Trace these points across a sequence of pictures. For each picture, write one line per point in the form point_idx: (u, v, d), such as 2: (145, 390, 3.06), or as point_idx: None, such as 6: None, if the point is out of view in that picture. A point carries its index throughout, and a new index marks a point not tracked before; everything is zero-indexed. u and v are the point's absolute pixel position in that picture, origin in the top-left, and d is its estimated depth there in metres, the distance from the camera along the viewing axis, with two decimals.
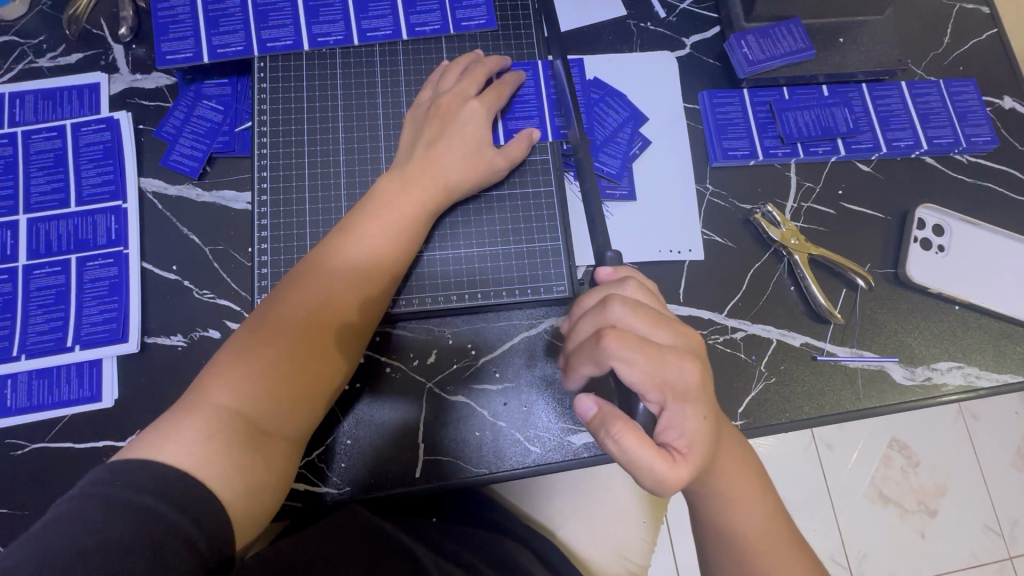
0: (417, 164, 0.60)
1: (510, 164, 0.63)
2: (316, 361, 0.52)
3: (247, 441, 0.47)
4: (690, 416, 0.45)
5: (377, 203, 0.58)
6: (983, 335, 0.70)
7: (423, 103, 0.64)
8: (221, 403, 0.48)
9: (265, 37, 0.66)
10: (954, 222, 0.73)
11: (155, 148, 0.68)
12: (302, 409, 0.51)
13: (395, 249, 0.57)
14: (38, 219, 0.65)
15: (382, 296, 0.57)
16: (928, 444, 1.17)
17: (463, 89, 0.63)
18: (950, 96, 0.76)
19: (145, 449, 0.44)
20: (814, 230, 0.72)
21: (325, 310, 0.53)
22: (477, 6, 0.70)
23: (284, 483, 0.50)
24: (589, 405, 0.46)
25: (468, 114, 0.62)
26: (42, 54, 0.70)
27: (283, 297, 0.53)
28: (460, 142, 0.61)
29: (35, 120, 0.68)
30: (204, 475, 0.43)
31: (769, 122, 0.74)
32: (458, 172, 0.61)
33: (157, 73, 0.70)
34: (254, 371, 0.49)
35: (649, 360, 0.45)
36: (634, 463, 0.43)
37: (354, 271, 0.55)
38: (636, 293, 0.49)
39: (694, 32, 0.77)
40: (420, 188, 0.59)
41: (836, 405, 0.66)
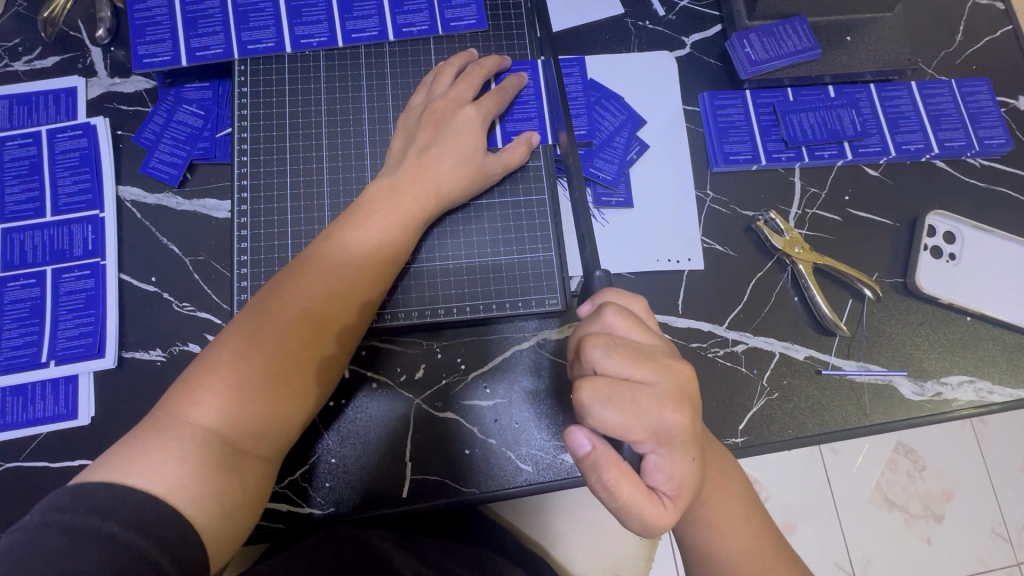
0: (407, 171, 0.57)
1: (505, 170, 0.61)
2: (296, 373, 0.49)
3: (222, 460, 0.45)
4: (676, 460, 0.44)
5: (364, 210, 0.55)
6: (996, 347, 0.67)
7: (418, 104, 0.62)
8: (195, 420, 0.45)
9: (245, 39, 0.64)
10: (965, 228, 0.69)
11: (134, 154, 0.66)
12: (281, 425, 0.48)
13: (382, 257, 0.54)
14: (12, 229, 0.62)
15: (367, 305, 0.53)
16: (935, 450, 1.15)
17: (459, 94, 0.61)
18: (962, 97, 0.73)
19: (114, 472, 0.42)
20: (819, 238, 0.69)
21: (307, 319, 0.50)
22: (467, 5, 0.67)
23: (262, 503, 0.48)
24: (582, 441, 0.43)
25: (464, 119, 0.59)
26: (17, 57, 0.68)
27: (263, 305, 0.50)
28: (454, 149, 0.58)
29: (10, 126, 0.65)
30: (176, 500, 0.42)
31: (772, 125, 0.70)
32: (450, 179, 0.58)
33: (135, 77, 0.68)
34: (231, 383, 0.47)
35: (627, 409, 0.43)
36: (623, 510, 0.44)
37: (338, 278, 0.52)
38: (618, 324, 0.46)
39: (694, 30, 0.74)
40: (409, 195, 0.56)
41: (842, 421, 0.64)
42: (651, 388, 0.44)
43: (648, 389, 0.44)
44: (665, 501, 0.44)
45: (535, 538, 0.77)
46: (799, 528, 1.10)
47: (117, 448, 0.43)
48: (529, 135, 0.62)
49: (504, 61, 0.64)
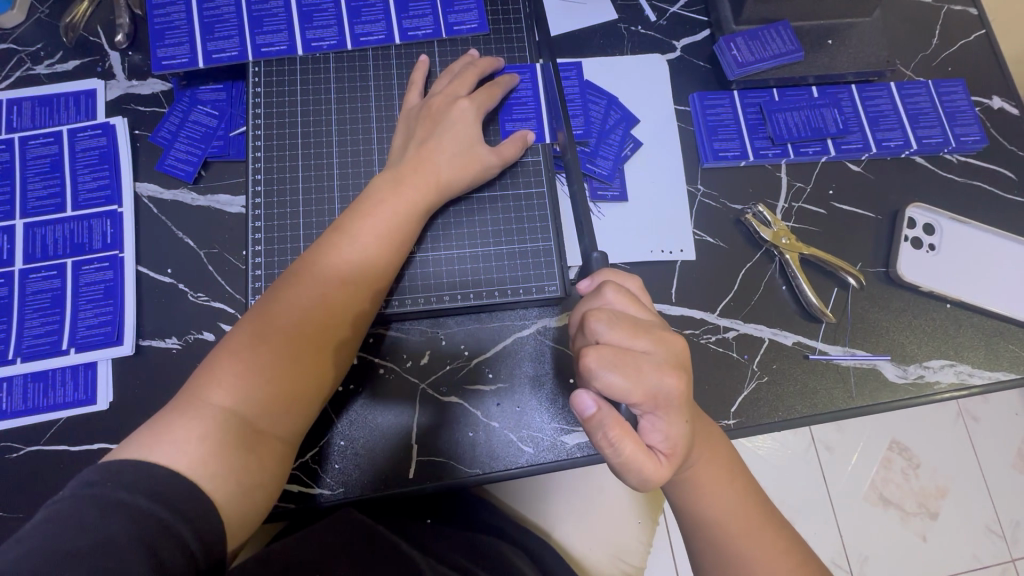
0: (408, 162, 0.60)
1: (503, 163, 0.64)
2: (312, 360, 0.52)
3: (241, 441, 0.47)
4: (669, 423, 0.47)
5: (370, 202, 0.58)
6: (975, 333, 0.70)
7: (416, 104, 0.65)
8: (216, 404, 0.48)
9: (260, 42, 0.67)
10: (944, 220, 0.73)
11: (151, 152, 0.69)
12: (297, 411, 0.51)
13: (389, 247, 0.57)
14: (34, 223, 0.65)
15: (376, 295, 0.57)
16: (927, 446, 1.17)
17: (454, 90, 0.64)
18: (938, 96, 0.77)
19: (140, 450, 0.44)
20: (805, 230, 0.72)
21: (321, 307, 0.53)
22: (469, 11, 0.70)
23: (279, 484, 0.51)
24: (588, 402, 0.46)
25: (459, 113, 0.63)
26: (39, 61, 0.71)
27: (278, 295, 0.53)
28: (452, 139, 0.61)
29: (33, 126, 0.68)
30: (199, 476, 0.44)
31: (759, 123, 0.74)
32: (449, 170, 0.61)
33: (153, 79, 0.71)
34: (253, 369, 0.49)
35: (630, 373, 0.46)
36: (626, 465, 0.46)
37: (349, 269, 0.55)
38: (617, 300, 0.51)
39: (684, 34, 0.78)
40: (412, 186, 0.59)
41: (829, 404, 0.67)
42: (651, 356, 0.47)
43: (649, 356, 0.47)
44: (661, 459, 0.47)
45: (536, 523, 0.80)
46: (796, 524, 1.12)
47: (143, 430, 0.46)
48: (525, 132, 0.65)
49: (514, 79, 0.67)
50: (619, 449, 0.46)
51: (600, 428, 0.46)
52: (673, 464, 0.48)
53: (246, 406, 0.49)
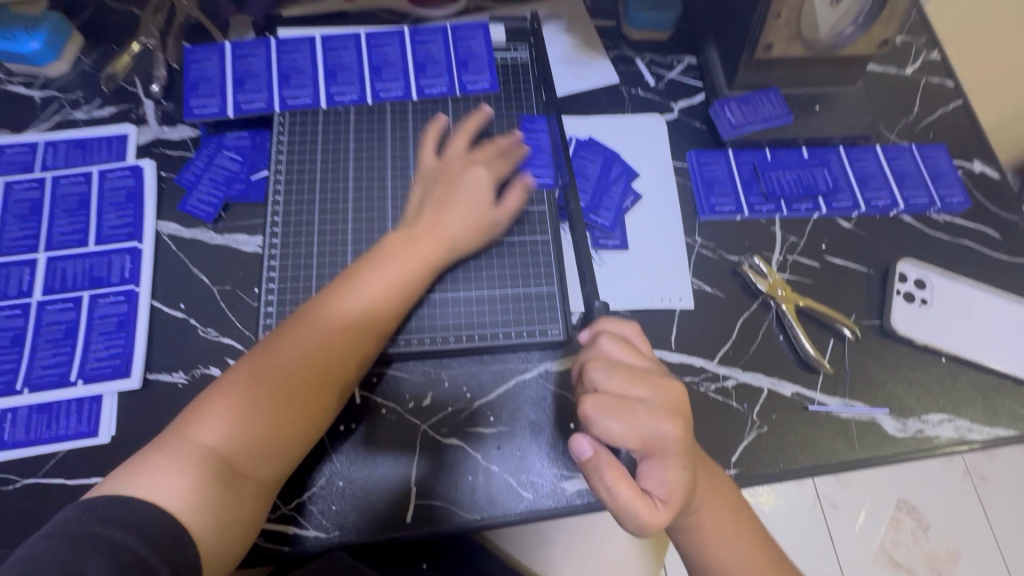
0: (423, 222, 0.64)
1: (507, 220, 0.68)
2: (309, 407, 0.54)
3: (226, 484, 0.49)
4: (669, 467, 0.49)
5: (382, 256, 0.61)
6: (971, 388, 0.71)
7: (433, 161, 0.69)
8: (208, 442, 0.50)
9: (286, 95, 0.72)
10: (934, 276, 0.75)
11: (175, 194, 0.72)
12: (284, 457, 0.53)
13: (391, 302, 0.59)
14: (56, 257, 0.68)
15: (373, 347, 0.58)
16: (944, 512, 1.28)
17: (473, 155, 0.69)
18: (922, 159, 0.81)
19: (132, 486, 0.47)
20: (801, 282, 0.75)
21: (322, 356, 0.55)
22: (482, 73, 0.76)
23: (261, 524, 0.53)
24: (585, 447, 0.48)
25: (474, 175, 0.67)
26: (78, 107, 0.76)
27: (279, 342, 0.55)
28: (464, 202, 0.66)
29: (66, 167, 0.72)
30: (184, 518, 0.47)
31: (753, 180, 0.78)
32: (459, 231, 0.64)
33: (182, 126, 0.76)
34: (252, 413, 0.52)
35: (626, 421, 0.48)
36: (622, 511, 0.48)
37: (352, 319, 0.57)
38: (611, 347, 0.53)
39: (681, 98, 0.84)
40: (421, 245, 0.62)
41: (829, 456, 0.67)
42: (648, 403, 0.49)
43: (645, 404, 0.49)
44: (659, 503, 0.49)
45: None
46: None
47: (138, 462, 0.49)
48: (525, 181, 0.70)
49: (521, 134, 0.72)
50: (615, 492, 0.48)
51: (598, 471, 0.48)
52: (672, 509, 0.49)
53: (240, 449, 0.51)
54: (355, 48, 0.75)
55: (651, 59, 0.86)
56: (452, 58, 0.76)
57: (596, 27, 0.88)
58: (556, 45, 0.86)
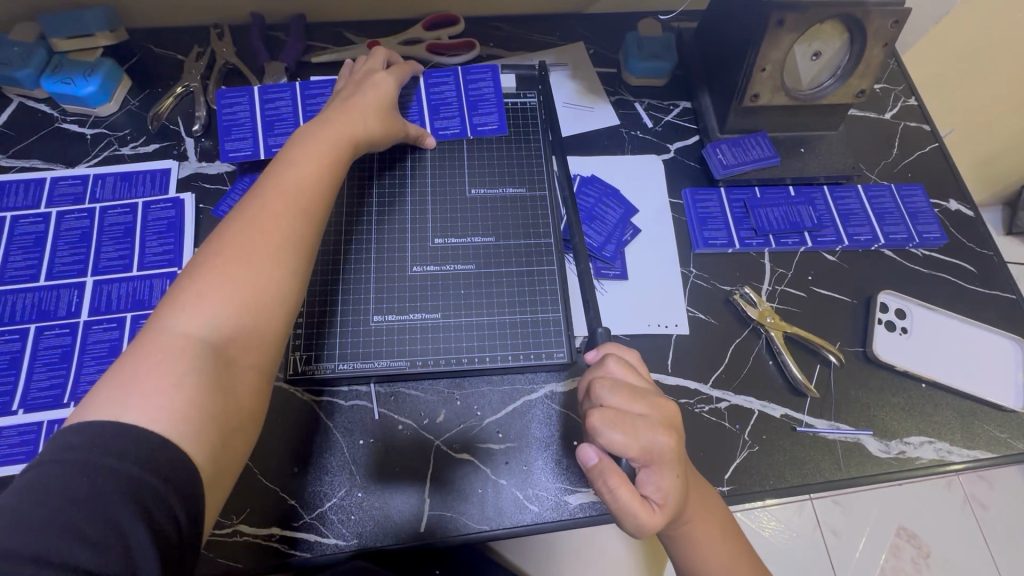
0: (334, 115, 0.67)
1: (408, 131, 0.76)
2: (264, 279, 0.53)
3: (210, 371, 0.48)
4: (664, 476, 0.53)
5: (301, 146, 0.63)
6: (950, 412, 0.76)
7: (339, 86, 0.76)
8: (176, 338, 0.48)
9: None
10: (913, 306, 0.81)
11: (211, 224, 0.79)
12: (262, 337, 0.53)
13: (323, 173, 0.62)
14: (103, 281, 0.74)
15: (317, 216, 0.60)
16: (940, 540, 1.30)
17: (370, 66, 0.76)
18: (900, 198, 0.87)
19: (104, 409, 0.43)
20: (788, 311, 0.80)
21: (266, 235, 0.55)
22: (491, 114, 0.83)
23: (255, 422, 0.52)
24: (591, 454, 0.53)
25: (378, 81, 0.73)
26: (125, 144, 0.83)
27: (222, 229, 0.56)
28: (369, 98, 0.71)
29: (113, 198, 0.79)
30: (178, 426, 0.44)
31: (743, 216, 0.84)
32: (375, 124, 0.70)
33: (220, 162, 0.83)
34: (205, 292, 0.51)
35: (627, 432, 0.52)
36: (622, 512, 0.53)
37: (287, 196, 0.58)
38: (617, 369, 0.58)
39: (677, 139, 0.91)
40: (338, 129, 0.66)
41: (817, 475, 0.71)
42: (647, 418, 0.54)
43: (645, 418, 0.53)
44: (655, 508, 0.53)
45: None
46: None
47: (101, 388, 0.45)
48: (422, 136, 0.79)
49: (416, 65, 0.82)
50: (617, 496, 0.52)
51: (601, 476, 0.53)
52: (667, 514, 0.53)
53: (198, 328, 0.49)
54: None
55: (649, 103, 0.93)
56: (463, 100, 0.83)
57: (598, 73, 0.96)
58: (561, 89, 0.93)
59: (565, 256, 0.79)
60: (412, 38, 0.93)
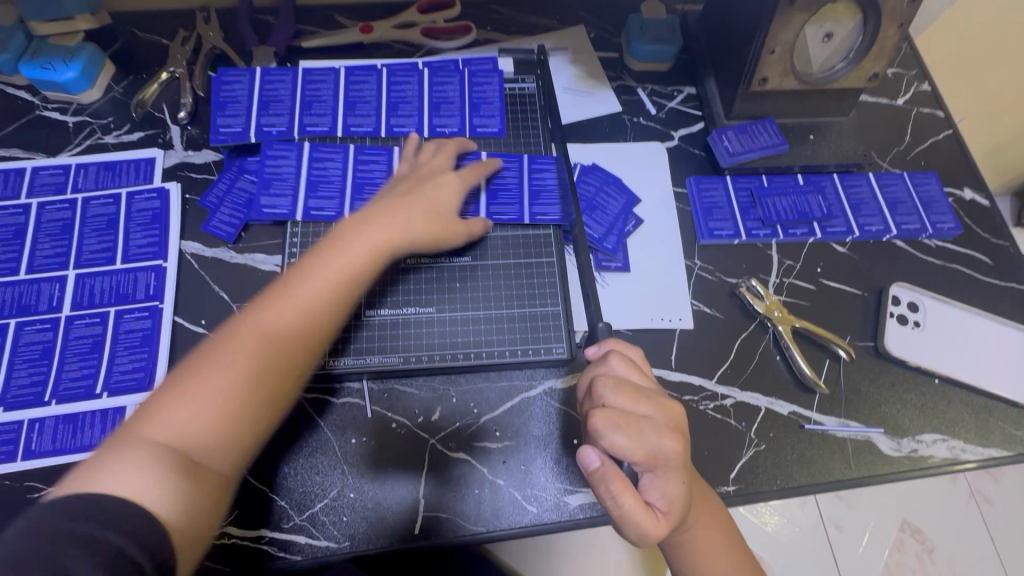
0: (386, 207, 0.64)
1: (469, 234, 0.70)
2: (254, 395, 0.51)
3: (184, 469, 0.46)
4: (668, 481, 0.51)
5: (339, 240, 0.60)
6: (964, 409, 0.73)
7: (402, 174, 0.71)
8: (164, 432, 0.47)
9: (306, 122, 0.76)
10: (926, 299, 0.77)
11: (198, 214, 0.76)
12: (238, 443, 0.50)
13: (360, 269, 0.59)
14: (85, 274, 0.71)
15: (331, 325, 0.57)
16: (944, 534, 1.28)
17: (439, 163, 0.71)
18: (914, 187, 0.84)
19: (79, 481, 0.43)
20: (796, 304, 0.77)
21: (273, 343, 0.53)
22: (492, 117, 0.80)
23: (223, 512, 0.48)
24: (592, 457, 0.51)
25: (442, 182, 0.69)
26: (109, 132, 0.80)
27: (244, 315, 0.54)
28: (428, 202, 0.66)
29: (95, 188, 0.76)
30: (144, 502, 0.42)
31: (750, 206, 0.81)
32: (418, 228, 0.65)
33: (206, 150, 0.80)
34: (198, 388, 0.49)
35: (632, 435, 0.50)
36: (624, 520, 0.50)
37: (309, 298, 0.56)
38: (621, 367, 0.55)
39: (681, 126, 0.88)
40: (384, 226, 0.62)
41: (826, 474, 0.68)
42: (652, 420, 0.52)
43: (650, 420, 0.51)
44: (659, 515, 0.51)
45: None
46: None
47: (92, 456, 0.45)
48: (484, 219, 0.71)
49: (499, 163, 0.75)
50: (620, 502, 0.50)
51: (603, 481, 0.50)
52: (671, 522, 0.51)
53: (181, 429, 0.47)
54: (376, 83, 0.80)
55: (652, 89, 0.90)
56: (465, 100, 0.80)
57: (600, 58, 0.92)
58: (561, 75, 0.90)
59: (565, 246, 0.76)
60: (406, 21, 0.90)
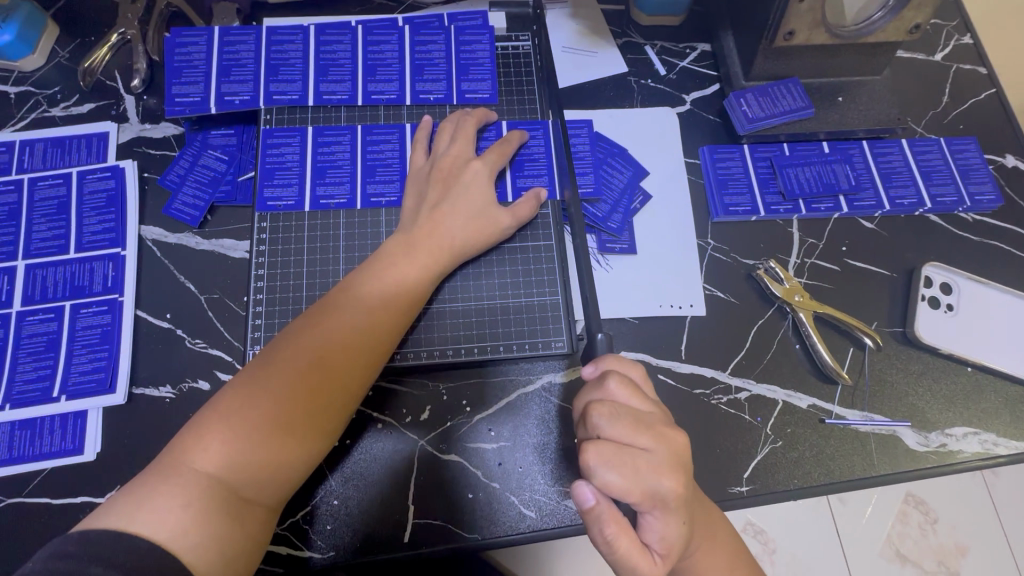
0: (422, 227, 0.60)
1: (517, 223, 0.63)
2: (302, 431, 0.50)
3: (226, 510, 0.45)
4: (668, 522, 0.46)
5: (382, 264, 0.58)
6: (998, 400, 0.67)
7: (422, 166, 0.64)
8: (205, 470, 0.46)
9: (273, 89, 0.68)
10: (961, 280, 0.71)
11: (158, 195, 0.69)
12: (282, 479, 0.49)
13: (402, 310, 0.57)
14: (36, 265, 0.65)
15: (377, 359, 0.55)
16: (948, 504, 1.11)
17: (461, 151, 0.64)
18: (951, 154, 0.76)
19: (117, 517, 0.42)
20: (818, 287, 0.71)
21: (318, 379, 0.51)
22: (482, 80, 0.71)
23: (262, 551, 0.48)
24: (588, 494, 0.45)
25: (470, 175, 0.63)
26: (55, 104, 0.72)
27: (279, 350, 0.52)
28: (463, 205, 0.61)
29: (43, 168, 0.69)
30: (178, 546, 0.42)
31: (770, 178, 0.73)
32: (463, 235, 0.61)
33: (165, 123, 0.72)
34: (241, 424, 0.48)
35: (628, 473, 0.45)
36: (620, 563, 0.46)
37: (354, 329, 0.54)
38: (619, 391, 0.50)
39: (694, 89, 0.79)
40: (426, 251, 0.59)
41: (847, 472, 0.63)
42: (650, 454, 0.46)
43: (648, 455, 0.46)
44: (657, 558, 0.47)
45: None
46: None
47: (124, 493, 0.44)
48: (538, 190, 0.65)
49: (525, 136, 0.67)
50: (616, 546, 0.45)
51: (598, 523, 0.46)
52: (669, 564, 0.47)
53: (230, 465, 0.46)
54: (351, 43, 0.71)
55: (662, 47, 0.81)
56: (452, 63, 0.71)
57: (603, 11, 0.82)
58: (559, 32, 0.80)
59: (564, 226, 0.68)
60: None
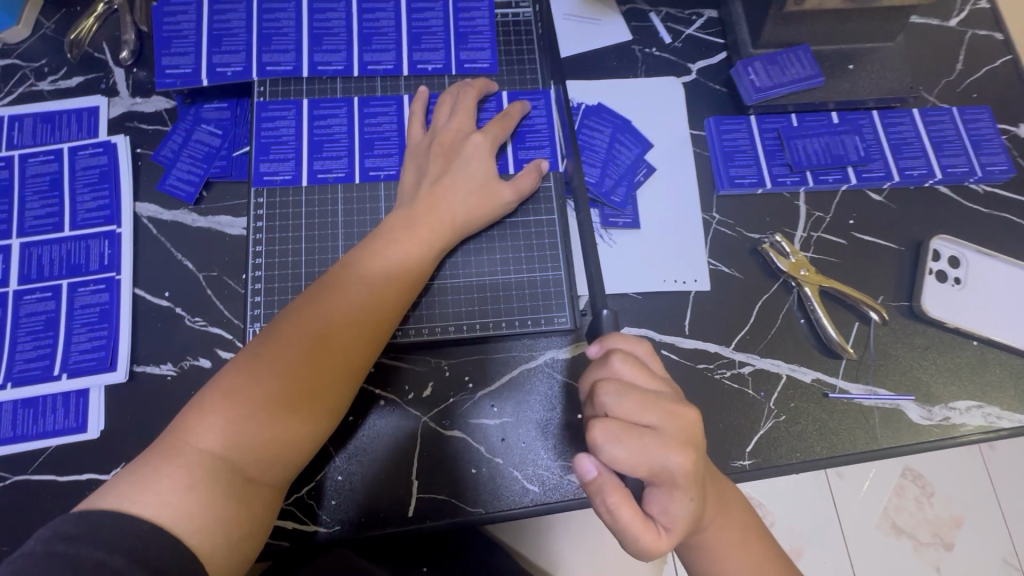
0: (423, 202, 0.59)
1: (519, 197, 0.62)
2: (305, 409, 0.49)
3: (230, 490, 0.45)
4: (677, 497, 0.46)
5: (382, 241, 0.57)
6: (1003, 373, 0.67)
7: (421, 140, 0.63)
8: (209, 450, 0.46)
9: (266, 60, 0.66)
10: (969, 253, 0.70)
11: (152, 172, 0.67)
12: (287, 459, 0.49)
13: (404, 289, 0.56)
14: (31, 243, 0.64)
15: (380, 336, 0.54)
16: (946, 478, 1.12)
17: (462, 124, 0.62)
18: (963, 124, 0.74)
19: (120, 498, 0.42)
20: (825, 261, 0.69)
21: (320, 357, 0.50)
22: (482, 50, 0.69)
23: (267, 530, 0.48)
24: (589, 467, 0.46)
25: (470, 149, 0.61)
26: (43, 78, 0.70)
27: (281, 327, 0.51)
28: (465, 179, 0.60)
29: (33, 144, 0.67)
30: (182, 527, 0.42)
31: (777, 149, 0.72)
32: (464, 211, 0.60)
33: (156, 97, 0.70)
34: (244, 402, 0.47)
35: (636, 450, 0.45)
36: (624, 536, 0.46)
37: (355, 307, 0.53)
38: (625, 369, 0.49)
39: (700, 57, 0.76)
40: (427, 226, 0.58)
41: (849, 445, 0.64)
42: (659, 431, 0.46)
43: (657, 433, 0.46)
44: (664, 533, 0.46)
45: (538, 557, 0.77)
46: (807, 551, 1.07)
47: (127, 474, 0.44)
48: (540, 162, 0.63)
49: (526, 107, 0.66)
50: (618, 519, 0.46)
51: (600, 495, 0.46)
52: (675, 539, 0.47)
53: (234, 444, 0.46)
54: (345, 10, 0.68)
55: (667, 13, 0.78)
56: (450, 31, 0.69)
57: None
58: None
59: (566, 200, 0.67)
60: None
